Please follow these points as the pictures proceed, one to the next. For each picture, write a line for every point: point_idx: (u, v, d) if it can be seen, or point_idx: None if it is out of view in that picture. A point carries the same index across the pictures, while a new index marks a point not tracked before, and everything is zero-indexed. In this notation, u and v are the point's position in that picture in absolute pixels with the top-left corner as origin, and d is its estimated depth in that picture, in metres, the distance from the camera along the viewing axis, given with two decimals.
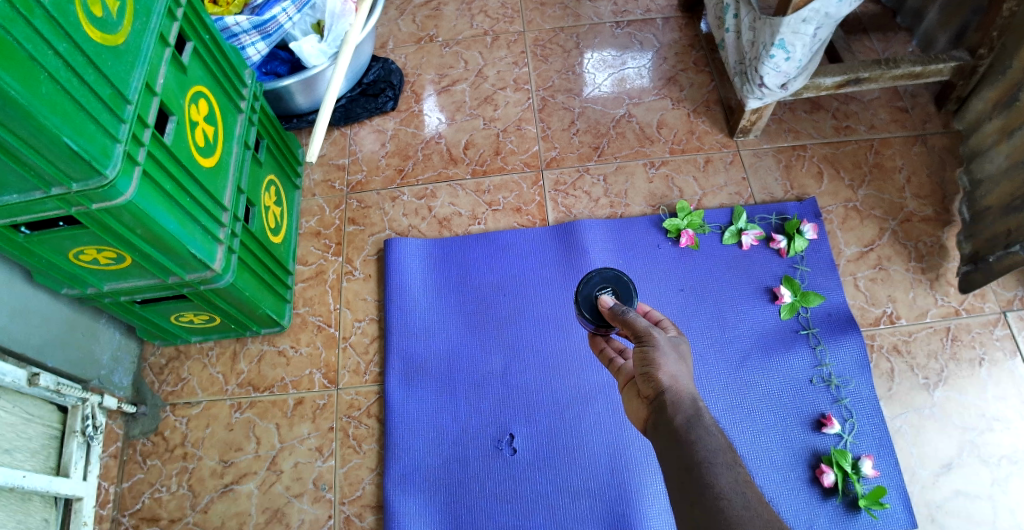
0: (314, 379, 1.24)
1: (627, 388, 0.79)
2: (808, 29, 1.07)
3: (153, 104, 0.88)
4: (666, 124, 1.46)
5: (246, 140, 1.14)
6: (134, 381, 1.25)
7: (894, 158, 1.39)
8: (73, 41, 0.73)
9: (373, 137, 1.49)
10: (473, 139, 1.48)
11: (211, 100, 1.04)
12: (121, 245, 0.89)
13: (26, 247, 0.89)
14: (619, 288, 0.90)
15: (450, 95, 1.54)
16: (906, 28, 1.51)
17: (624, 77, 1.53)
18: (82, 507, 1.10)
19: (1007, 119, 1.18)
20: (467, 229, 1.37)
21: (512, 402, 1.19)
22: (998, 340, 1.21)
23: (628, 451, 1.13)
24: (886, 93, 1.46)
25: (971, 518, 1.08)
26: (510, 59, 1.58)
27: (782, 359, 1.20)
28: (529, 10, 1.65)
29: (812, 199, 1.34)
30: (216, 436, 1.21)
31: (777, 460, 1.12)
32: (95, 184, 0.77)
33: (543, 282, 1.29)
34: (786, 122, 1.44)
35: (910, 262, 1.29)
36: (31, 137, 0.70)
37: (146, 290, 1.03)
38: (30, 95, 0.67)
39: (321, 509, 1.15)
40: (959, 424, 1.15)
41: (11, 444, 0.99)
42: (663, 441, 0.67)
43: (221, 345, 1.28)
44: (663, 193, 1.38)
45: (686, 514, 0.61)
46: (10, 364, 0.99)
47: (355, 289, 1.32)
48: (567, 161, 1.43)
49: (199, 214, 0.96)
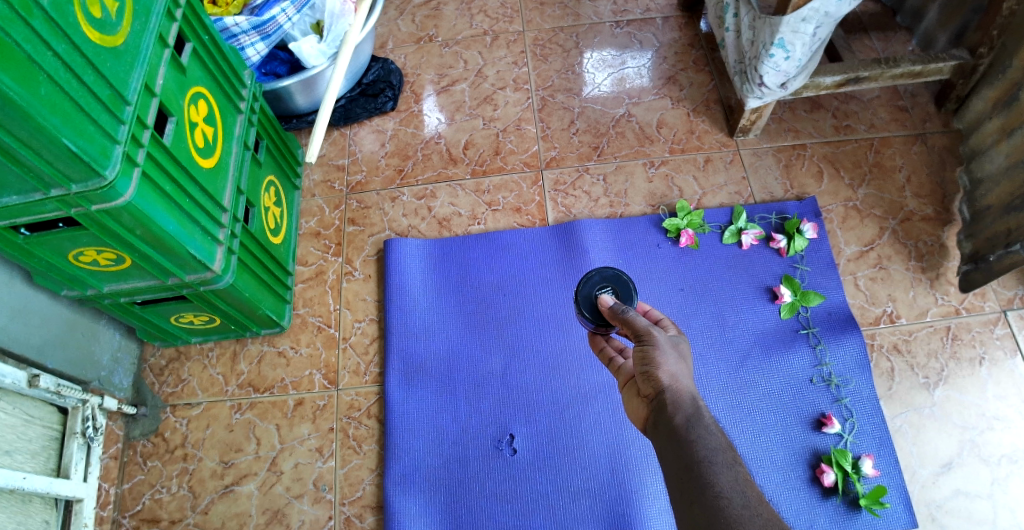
0: (314, 380, 1.24)
1: (627, 388, 0.79)
2: (808, 28, 1.07)
3: (152, 105, 0.88)
4: (665, 123, 1.46)
5: (246, 141, 1.14)
6: (134, 382, 1.25)
7: (894, 157, 1.39)
8: (72, 42, 0.73)
9: (372, 137, 1.49)
10: (473, 139, 1.47)
11: (210, 100, 1.04)
12: (120, 246, 0.89)
13: (25, 248, 0.89)
14: (619, 287, 0.90)
15: (450, 95, 1.54)
16: (906, 27, 1.51)
17: (624, 77, 1.53)
18: (82, 508, 1.10)
19: (1007, 117, 1.18)
20: (467, 229, 1.37)
21: (512, 402, 1.19)
22: (998, 339, 1.21)
23: (628, 451, 1.13)
24: (886, 92, 1.46)
25: (971, 518, 1.08)
26: (510, 59, 1.58)
27: (782, 359, 1.20)
28: (528, 10, 1.65)
29: (812, 198, 1.34)
30: (216, 437, 1.21)
31: (777, 460, 1.12)
32: (94, 185, 0.77)
33: (543, 282, 1.29)
34: (786, 121, 1.44)
35: (910, 261, 1.28)
36: (30, 137, 0.69)
37: (146, 291, 1.03)
38: (29, 96, 0.67)
39: (321, 510, 1.15)
40: (959, 424, 1.15)
41: (12, 445, 0.99)
42: (663, 441, 0.67)
43: (221, 346, 1.28)
44: (663, 193, 1.38)
45: (686, 514, 0.61)
46: (10, 366, 0.99)
47: (355, 289, 1.32)
48: (567, 160, 1.43)
49: (199, 215, 0.96)
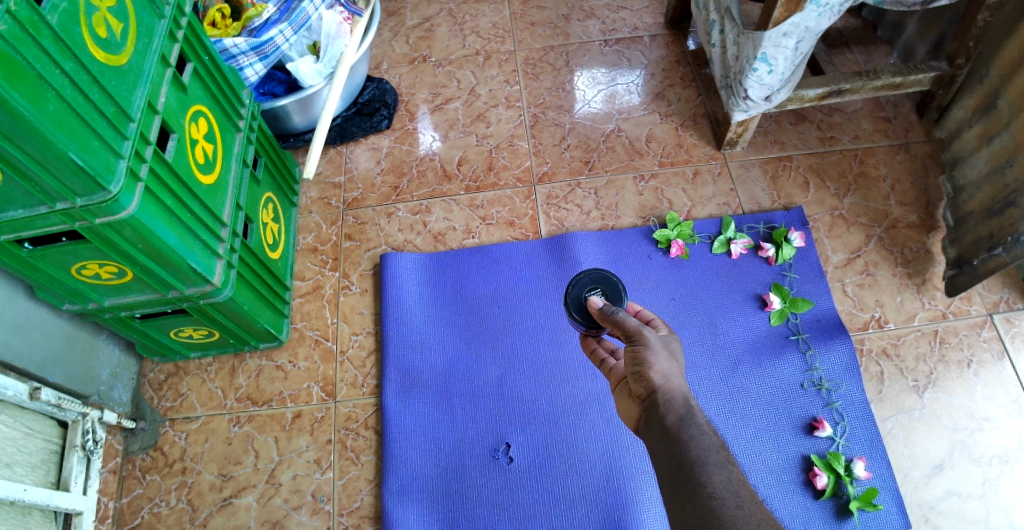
0: (313, 393, 1.26)
1: (619, 388, 0.81)
2: (789, 42, 1.10)
3: (154, 122, 0.91)
4: (655, 138, 1.50)
5: (246, 158, 1.17)
6: (133, 397, 1.27)
7: (879, 167, 1.42)
8: (78, 60, 0.76)
9: (367, 155, 1.53)
10: (467, 156, 1.51)
11: (211, 118, 1.08)
12: (122, 259, 0.91)
13: (29, 262, 0.91)
14: (607, 288, 0.93)
15: (444, 113, 1.58)
16: (886, 40, 1.56)
17: (614, 93, 1.57)
18: (81, 521, 1.11)
19: (986, 126, 1.23)
20: (462, 242, 1.40)
21: (510, 411, 1.20)
22: (985, 341, 1.23)
23: (626, 457, 1.14)
24: (869, 103, 1.50)
25: (964, 518, 1.09)
26: (501, 77, 1.62)
27: (773, 365, 1.21)
28: (519, 30, 1.70)
29: (798, 207, 1.37)
30: (215, 450, 1.22)
31: (771, 465, 1.13)
32: (98, 198, 0.80)
33: (536, 292, 1.31)
34: (773, 133, 1.48)
35: (896, 267, 1.31)
36: (37, 152, 0.72)
37: (145, 305, 1.05)
38: (38, 111, 0.70)
39: (320, 521, 1.15)
40: (950, 426, 1.16)
41: (11, 458, 1.00)
42: (655, 440, 0.69)
43: (220, 361, 1.30)
44: (653, 205, 1.41)
45: (679, 515, 0.61)
46: (11, 379, 1.00)
47: (352, 303, 1.34)
48: (559, 175, 1.46)
49: (199, 230, 0.98)
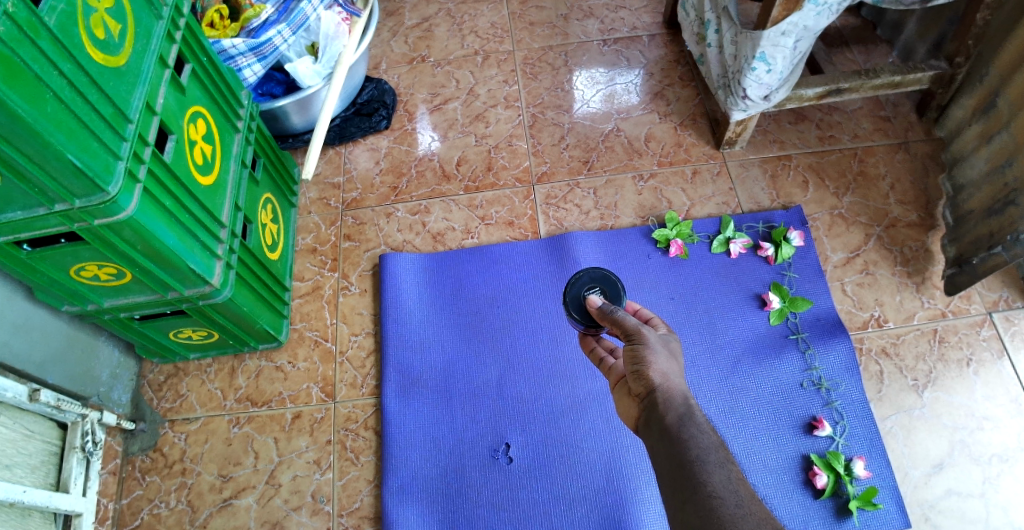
0: (312, 393, 1.26)
1: (618, 387, 0.81)
2: (788, 41, 1.10)
3: (152, 123, 0.91)
4: (654, 137, 1.49)
5: (244, 159, 1.17)
6: (133, 398, 1.27)
7: (878, 166, 1.42)
8: (76, 61, 0.76)
9: (366, 155, 1.53)
10: (466, 156, 1.51)
11: (209, 119, 1.08)
12: (121, 261, 0.91)
13: (28, 263, 0.90)
14: (607, 287, 0.93)
15: (443, 113, 1.58)
16: (886, 39, 1.56)
17: (613, 93, 1.57)
18: (81, 523, 1.11)
19: (985, 125, 1.23)
20: (461, 242, 1.40)
21: (509, 411, 1.20)
22: (985, 340, 1.23)
23: (625, 456, 1.14)
24: (868, 102, 1.50)
25: (964, 518, 1.09)
26: (500, 77, 1.62)
27: (772, 365, 1.21)
28: (518, 30, 1.70)
29: (797, 206, 1.37)
30: (215, 450, 1.22)
31: (771, 464, 1.13)
32: (97, 199, 0.80)
33: (536, 292, 1.31)
34: (772, 132, 1.48)
35: (896, 266, 1.31)
36: (35, 153, 0.72)
37: (145, 306, 1.05)
38: (37, 113, 0.70)
39: (319, 522, 1.15)
40: (949, 425, 1.16)
41: (11, 460, 1.00)
42: (655, 439, 0.69)
43: (220, 362, 1.30)
44: (652, 204, 1.41)
45: (679, 514, 0.61)
46: (11, 380, 1.00)
47: (352, 303, 1.34)
48: (558, 175, 1.46)
49: (198, 230, 0.98)
